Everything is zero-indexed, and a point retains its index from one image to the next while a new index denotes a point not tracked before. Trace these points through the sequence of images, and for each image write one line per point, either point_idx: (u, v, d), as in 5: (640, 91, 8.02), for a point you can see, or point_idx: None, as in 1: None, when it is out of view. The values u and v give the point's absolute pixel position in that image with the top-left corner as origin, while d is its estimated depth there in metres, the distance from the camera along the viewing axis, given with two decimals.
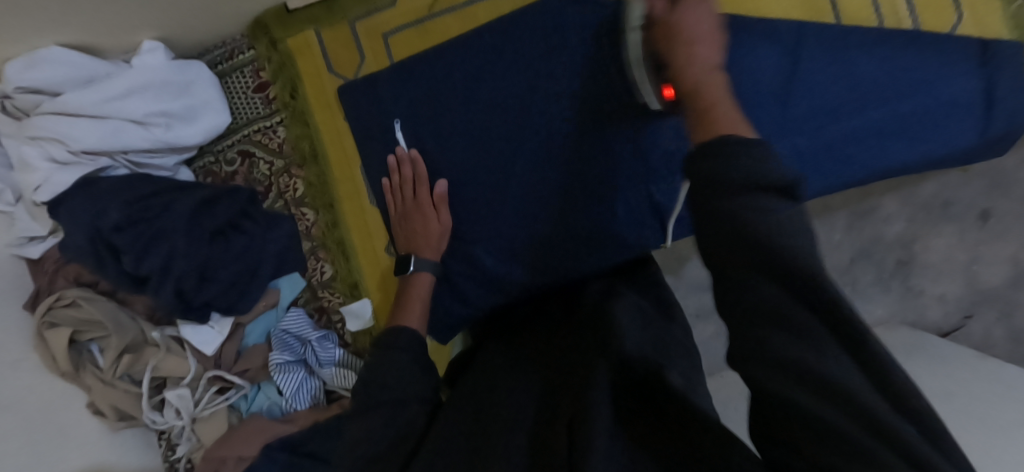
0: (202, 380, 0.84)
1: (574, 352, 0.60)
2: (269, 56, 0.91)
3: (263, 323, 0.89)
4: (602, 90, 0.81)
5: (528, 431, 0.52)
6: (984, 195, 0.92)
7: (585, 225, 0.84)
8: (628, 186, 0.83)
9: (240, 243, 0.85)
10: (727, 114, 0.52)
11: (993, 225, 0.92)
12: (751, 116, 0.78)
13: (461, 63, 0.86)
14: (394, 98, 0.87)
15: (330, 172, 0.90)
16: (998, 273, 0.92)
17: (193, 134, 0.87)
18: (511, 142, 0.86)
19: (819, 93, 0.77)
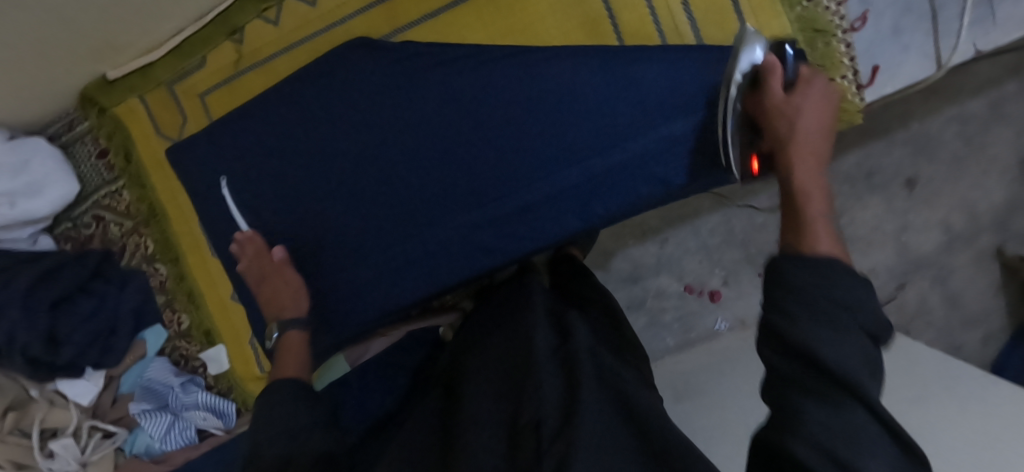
0: (82, 430, 0.95)
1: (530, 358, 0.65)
2: (100, 124, 0.92)
3: (133, 373, 0.96)
4: (412, 144, 0.82)
5: (501, 442, 0.58)
6: (909, 164, 1.19)
7: (404, 257, 0.85)
8: (439, 222, 0.83)
9: (88, 305, 0.89)
10: (819, 219, 0.54)
11: (919, 191, 1.20)
12: (539, 141, 0.78)
13: (271, 117, 0.86)
14: (215, 156, 0.88)
15: (171, 229, 0.93)
16: (927, 239, 1.22)
17: (41, 205, 0.90)
18: (325, 189, 0.86)
19: (607, 112, 0.76)
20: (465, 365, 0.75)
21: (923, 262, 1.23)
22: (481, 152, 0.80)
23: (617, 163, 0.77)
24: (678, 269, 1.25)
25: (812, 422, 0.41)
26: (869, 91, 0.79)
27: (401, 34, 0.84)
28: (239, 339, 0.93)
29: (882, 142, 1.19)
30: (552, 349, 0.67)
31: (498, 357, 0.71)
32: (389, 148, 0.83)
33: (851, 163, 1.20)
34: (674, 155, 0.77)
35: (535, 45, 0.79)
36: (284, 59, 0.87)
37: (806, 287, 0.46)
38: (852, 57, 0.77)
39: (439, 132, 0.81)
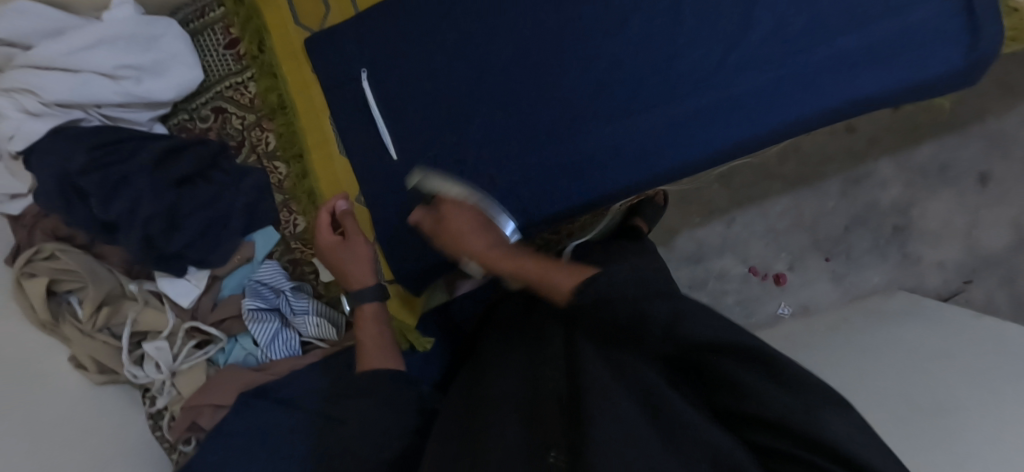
0: (179, 333, 0.88)
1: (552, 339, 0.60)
2: (236, 11, 0.89)
3: (243, 274, 0.91)
4: (570, 48, 0.82)
5: (517, 424, 0.53)
6: (982, 159, 1.17)
7: (560, 161, 0.82)
8: (602, 123, 0.81)
9: (206, 193, 0.86)
10: (546, 285, 0.61)
11: (991, 189, 1.17)
12: (702, 46, 0.78)
13: (422, 11, 0.85)
14: (360, 48, 0.86)
15: (298, 126, 0.89)
16: (996, 238, 1.17)
17: (164, 89, 0.86)
18: (473, 89, 0.84)
19: (772, 24, 0.76)
20: (484, 348, 0.72)
21: (992, 261, 1.17)
22: (649, 58, 0.80)
23: (789, 76, 0.75)
24: (743, 250, 1.22)
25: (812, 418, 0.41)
26: None
27: None
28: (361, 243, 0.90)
29: (954, 137, 1.18)
30: (583, 334, 0.55)
31: (521, 343, 0.66)
32: (547, 54, 0.82)
33: (925, 154, 1.19)
34: (842, 72, 0.74)
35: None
36: None
37: (684, 310, 0.46)
38: None
39: (604, 35, 0.81)
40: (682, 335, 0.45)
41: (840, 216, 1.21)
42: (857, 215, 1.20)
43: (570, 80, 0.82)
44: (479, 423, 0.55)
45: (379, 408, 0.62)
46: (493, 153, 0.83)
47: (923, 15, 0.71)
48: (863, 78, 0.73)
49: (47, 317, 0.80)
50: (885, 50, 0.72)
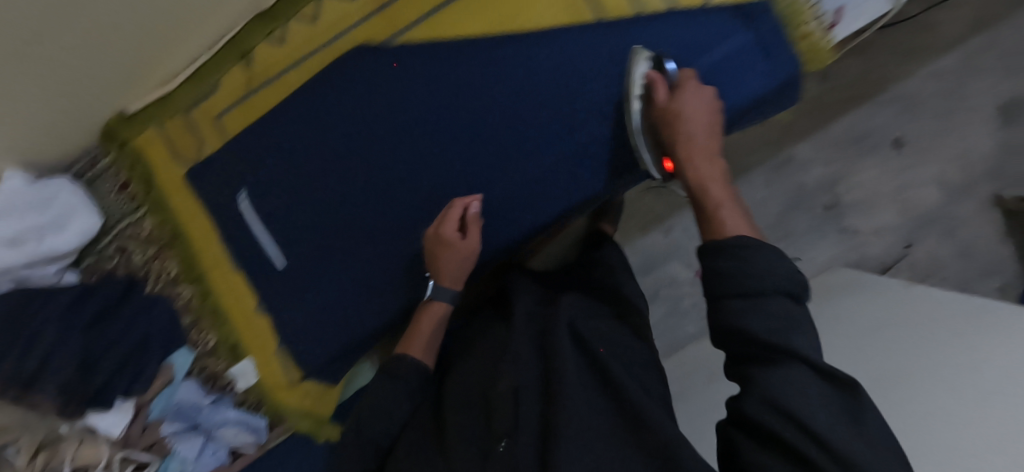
0: (115, 463, 0.91)
1: (523, 337, 0.75)
2: (121, 157, 0.96)
3: (165, 397, 0.95)
4: (423, 133, 0.88)
5: (479, 418, 0.70)
6: (895, 123, 1.25)
7: (429, 239, 0.88)
8: (458, 198, 0.87)
9: (118, 329, 0.90)
10: (730, 215, 0.64)
11: (909, 149, 1.25)
12: (536, 114, 0.85)
13: (286, 125, 0.91)
14: (236, 170, 0.93)
15: (195, 249, 0.96)
16: (928, 193, 1.26)
17: (66, 241, 0.93)
18: (345, 184, 0.91)
19: (598, 82, 0.83)
20: (473, 337, 0.85)
21: (931, 218, 1.27)
22: (490, 134, 0.86)
23: (612, 127, 0.83)
24: (686, 255, 1.24)
25: (771, 379, 0.52)
26: (839, 28, 0.83)
27: (400, 36, 0.88)
28: (265, 349, 0.94)
29: (866, 106, 1.25)
30: (534, 345, 0.73)
31: (501, 326, 0.82)
32: (399, 143, 0.89)
33: (842, 127, 1.26)
34: None
35: (528, 28, 0.85)
36: (291, 72, 0.91)
37: (744, 268, 0.56)
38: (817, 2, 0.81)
39: (447, 118, 0.87)
40: (738, 325, 0.55)
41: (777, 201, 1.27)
42: (791, 200, 1.27)
43: (426, 164, 0.88)
44: (448, 417, 0.73)
45: (393, 392, 0.76)
46: (369, 242, 0.90)
47: (713, 60, 0.81)
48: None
49: None
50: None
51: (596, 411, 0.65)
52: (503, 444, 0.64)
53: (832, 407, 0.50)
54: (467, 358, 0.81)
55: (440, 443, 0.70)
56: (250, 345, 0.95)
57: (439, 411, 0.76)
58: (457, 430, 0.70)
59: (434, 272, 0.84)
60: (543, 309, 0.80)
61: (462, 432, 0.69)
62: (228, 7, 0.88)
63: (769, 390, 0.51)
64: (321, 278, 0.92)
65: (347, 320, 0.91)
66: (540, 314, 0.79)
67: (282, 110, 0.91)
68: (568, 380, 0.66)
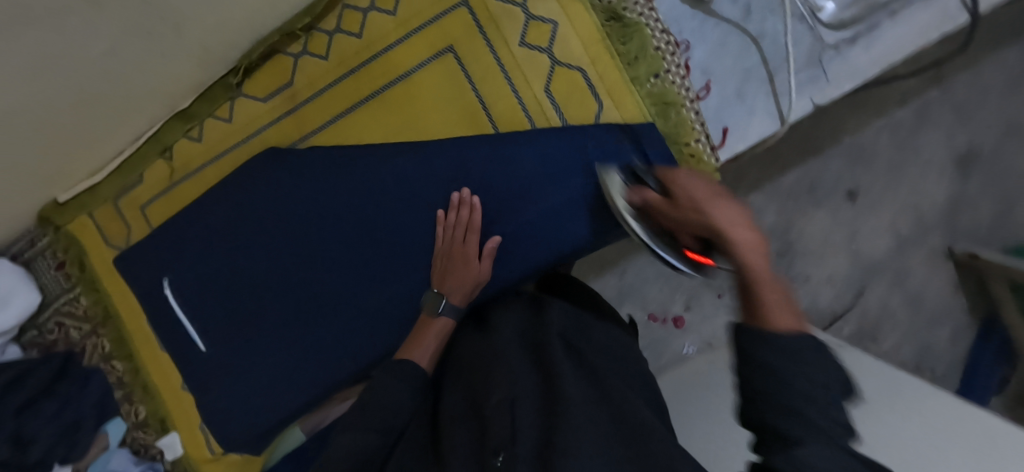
0: None
1: (523, 351, 0.73)
2: (56, 239, 1.02)
3: (100, 463, 1.03)
4: (332, 231, 0.90)
5: (472, 421, 0.66)
6: (847, 174, 1.17)
7: (338, 331, 0.91)
8: (363, 296, 0.90)
9: (52, 407, 0.98)
10: (773, 297, 0.54)
11: (860, 201, 1.18)
12: (430, 221, 0.87)
13: (203, 217, 0.94)
14: (160, 258, 0.97)
15: (125, 329, 1.02)
16: (879, 242, 1.19)
17: (7, 318, 0.99)
18: (258, 272, 0.93)
19: (488, 193, 0.85)
20: (458, 348, 0.82)
21: (877, 268, 1.19)
22: (388, 237, 0.89)
23: (508, 230, 0.85)
24: (639, 297, 1.21)
25: (812, 457, 0.44)
26: (725, 149, 0.85)
27: (308, 139, 0.92)
28: (191, 425, 1.01)
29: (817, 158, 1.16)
30: (530, 359, 0.71)
31: (484, 336, 0.79)
32: (308, 238, 0.91)
33: (793, 178, 1.16)
34: (552, 227, 0.84)
35: (423, 139, 0.88)
36: (210, 168, 0.96)
37: (778, 358, 0.50)
38: (702, 122, 0.83)
39: (350, 218, 0.89)
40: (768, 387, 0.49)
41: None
42: None
43: (334, 259, 0.91)
44: (444, 429, 0.67)
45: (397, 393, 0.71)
46: (281, 330, 0.93)
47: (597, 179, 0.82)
48: (567, 229, 0.84)
49: None
50: (578, 203, 0.83)
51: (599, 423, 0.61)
52: (501, 458, 0.58)
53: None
54: (456, 371, 0.77)
55: (437, 458, 0.65)
56: (177, 421, 1.01)
57: (434, 423, 0.71)
58: (455, 443, 0.64)
59: (441, 287, 0.84)
60: (532, 320, 0.78)
61: (453, 438, 0.65)
62: (144, 114, 0.91)
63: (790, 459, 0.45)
64: (231, 367, 0.95)
65: (262, 403, 0.95)
66: (531, 325, 0.77)
67: (201, 202, 0.95)
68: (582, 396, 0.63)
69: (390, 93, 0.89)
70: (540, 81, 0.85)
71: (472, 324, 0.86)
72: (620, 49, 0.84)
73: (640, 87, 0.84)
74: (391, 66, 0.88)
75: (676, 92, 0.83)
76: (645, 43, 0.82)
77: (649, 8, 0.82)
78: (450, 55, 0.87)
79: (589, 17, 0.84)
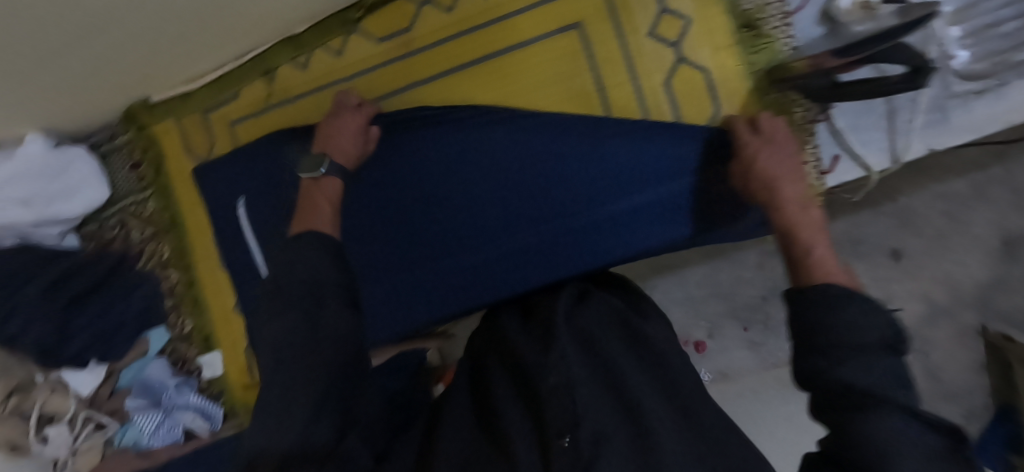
0: (78, 419, 1.02)
1: (574, 334, 0.70)
2: (137, 139, 1.01)
3: (133, 372, 1.01)
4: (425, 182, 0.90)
5: (526, 412, 0.63)
6: (894, 235, 1.05)
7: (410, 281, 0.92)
8: (442, 253, 0.90)
9: (100, 303, 0.97)
10: (823, 259, 0.63)
11: (905, 264, 1.05)
12: (514, 190, 0.87)
13: (296, 143, 0.94)
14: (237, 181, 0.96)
15: (188, 240, 1.01)
16: (913, 310, 1.05)
17: (74, 207, 1.00)
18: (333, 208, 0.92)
19: (576, 177, 0.85)
20: (496, 331, 0.79)
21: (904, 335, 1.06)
22: (478, 197, 0.88)
23: (566, 230, 0.85)
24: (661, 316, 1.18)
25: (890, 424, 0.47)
26: (833, 175, 0.84)
27: (412, 89, 0.92)
28: (236, 349, 1.00)
29: (866, 212, 1.06)
30: (579, 342, 0.69)
31: (531, 322, 0.77)
32: (400, 183, 0.91)
33: (840, 227, 1.08)
34: (641, 222, 0.84)
35: (531, 110, 0.87)
36: (307, 98, 0.95)
37: (838, 321, 0.54)
38: (815, 145, 0.83)
39: (445, 174, 0.89)
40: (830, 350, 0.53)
41: (756, 287, 1.12)
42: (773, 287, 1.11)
43: (423, 209, 0.90)
44: (497, 413, 0.66)
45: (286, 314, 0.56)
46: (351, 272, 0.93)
47: (698, 184, 0.82)
48: (630, 237, 0.84)
49: None
50: (639, 217, 0.84)
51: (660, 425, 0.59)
52: (567, 440, 0.55)
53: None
54: (502, 356, 0.75)
55: (487, 449, 0.62)
56: (223, 341, 1.01)
57: (481, 412, 0.69)
58: (511, 431, 0.61)
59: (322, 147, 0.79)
60: (574, 310, 0.75)
61: (503, 428, 0.62)
62: (258, 33, 0.91)
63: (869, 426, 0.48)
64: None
65: None
66: (579, 309, 0.75)
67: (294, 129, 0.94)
68: (642, 400, 0.61)
69: (507, 59, 0.88)
70: (661, 75, 0.85)
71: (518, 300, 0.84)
72: (749, 58, 0.83)
73: (762, 97, 0.84)
74: (512, 32, 0.88)
75: (795, 112, 0.83)
76: (774, 58, 0.83)
77: (785, 23, 0.82)
78: (576, 31, 0.86)
79: (723, 20, 0.83)
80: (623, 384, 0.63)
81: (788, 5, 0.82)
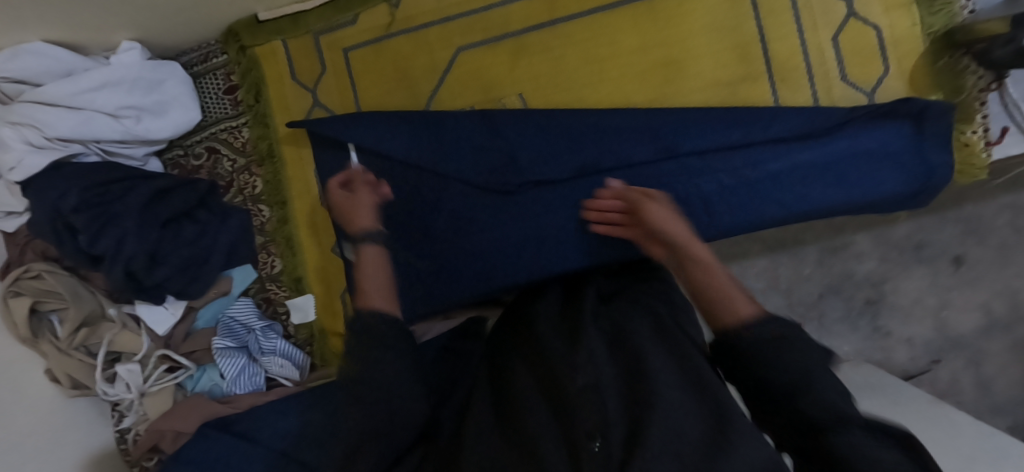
0: (152, 359, 0.93)
1: (597, 327, 0.62)
2: (238, 60, 0.94)
3: (218, 305, 0.96)
4: (560, 126, 0.81)
5: (547, 412, 0.56)
6: (958, 242, 0.96)
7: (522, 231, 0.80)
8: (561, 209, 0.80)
9: (192, 232, 0.89)
10: (737, 292, 0.59)
11: (965, 272, 0.97)
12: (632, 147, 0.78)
13: (423, 76, 0.88)
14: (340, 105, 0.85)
15: (286, 173, 0.94)
16: (969, 320, 0.97)
17: (163, 128, 0.91)
18: (441, 147, 0.83)
19: (706, 137, 0.77)
20: (518, 324, 0.71)
21: (960, 342, 0.98)
22: (609, 142, 0.79)
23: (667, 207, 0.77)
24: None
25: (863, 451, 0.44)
26: (999, 148, 0.80)
27: (554, 26, 0.85)
28: (330, 294, 0.94)
29: (930, 217, 0.97)
30: (604, 334, 0.61)
31: (556, 312, 0.69)
32: (529, 126, 0.82)
33: (903, 231, 0.97)
34: (798, 180, 0.76)
35: (688, 59, 0.82)
36: (435, 30, 0.88)
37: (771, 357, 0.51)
38: (985, 115, 0.80)
39: (582, 118, 0.81)
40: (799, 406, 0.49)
41: (814, 284, 1.00)
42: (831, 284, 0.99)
43: (546, 153, 0.80)
44: (515, 410, 0.58)
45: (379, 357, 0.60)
46: (457, 221, 0.82)
47: (859, 146, 0.76)
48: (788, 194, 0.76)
49: (26, 331, 0.87)
50: (796, 175, 0.76)
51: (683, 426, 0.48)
52: (598, 443, 0.48)
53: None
54: (522, 348, 0.66)
55: (511, 452, 0.54)
56: (316, 284, 0.95)
57: (501, 405, 0.62)
58: (531, 431, 0.54)
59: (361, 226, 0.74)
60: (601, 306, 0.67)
61: (523, 432, 0.55)
62: None
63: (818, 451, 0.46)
64: (385, 246, 0.84)
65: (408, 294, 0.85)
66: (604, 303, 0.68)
67: (419, 62, 0.88)
68: (661, 393, 0.50)
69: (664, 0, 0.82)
70: (829, 31, 0.81)
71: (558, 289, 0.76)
72: (925, 20, 0.79)
73: (933, 62, 0.80)
74: None
75: (967, 80, 0.79)
76: (952, 21, 0.79)
77: None
78: None
79: None
80: (645, 371, 0.53)
81: None
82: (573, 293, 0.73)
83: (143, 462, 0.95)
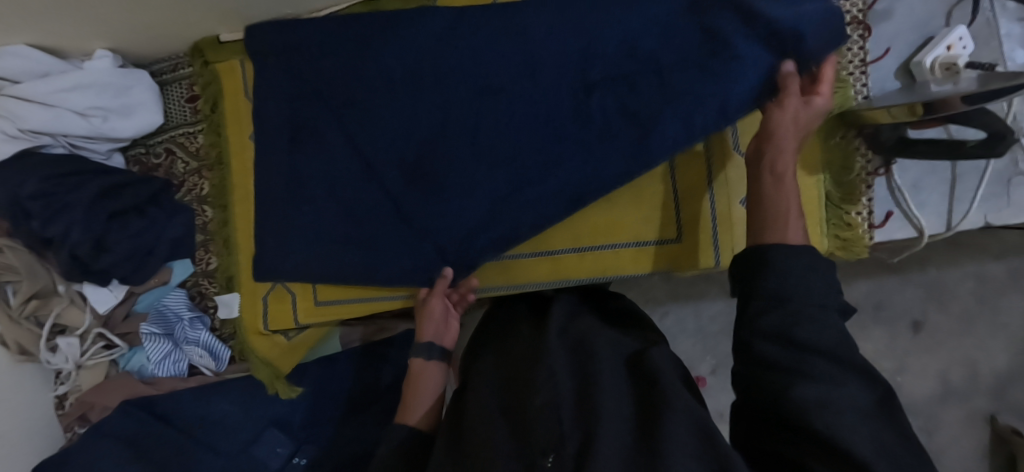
0: (89, 335, 1.02)
1: (562, 348, 0.73)
2: (201, 73, 1.02)
3: (155, 295, 1.03)
4: (456, 109, 0.88)
5: (501, 418, 0.65)
6: (920, 306, 1.14)
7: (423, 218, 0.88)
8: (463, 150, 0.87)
9: (137, 225, 0.98)
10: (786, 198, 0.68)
11: (924, 337, 1.14)
12: (531, 107, 0.85)
13: None
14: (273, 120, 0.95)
15: (229, 180, 1.01)
16: (922, 386, 1.15)
17: (127, 127, 1.01)
18: (350, 162, 0.91)
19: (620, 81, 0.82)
20: (496, 344, 0.83)
21: (912, 407, 1.15)
22: (523, 120, 0.86)
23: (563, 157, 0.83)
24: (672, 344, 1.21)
25: (848, 399, 0.55)
26: (881, 231, 0.84)
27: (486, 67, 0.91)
28: (254, 293, 0.99)
29: (894, 281, 1.15)
30: (566, 349, 0.73)
31: (527, 331, 0.81)
32: (428, 115, 0.89)
33: (864, 289, 1.15)
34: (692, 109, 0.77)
35: (641, 61, 0.81)
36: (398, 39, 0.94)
37: (791, 304, 0.59)
38: (871, 198, 0.83)
39: (478, 95, 0.88)
40: (763, 347, 0.59)
41: None
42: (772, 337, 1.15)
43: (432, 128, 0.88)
44: (470, 423, 0.67)
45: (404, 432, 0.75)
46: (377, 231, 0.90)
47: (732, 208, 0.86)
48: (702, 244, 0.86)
49: None
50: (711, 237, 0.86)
51: (625, 434, 0.59)
52: (550, 459, 0.56)
53: (916, 458, 0.52)
54: (492, 365, 0.77)
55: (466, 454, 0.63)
56: (242, 284, 1.00)
57: (459, 425, 0.70)
58: (490, 442, 0.62)
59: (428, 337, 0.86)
60: (567, 321, 0.81)
61: (482, 428, 0.65)
62: None
63: (808, 399, 0.54)
64: (319, 275, 0.93)
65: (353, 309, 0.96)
66: (567, 320, 0.81)
67: None
68: (606, 406, 0.60)
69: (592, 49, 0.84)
70: None
71: (527, 311, 0.89)
72: None
73: (827, 140, 0.82)
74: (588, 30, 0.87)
75: (856, 164, 0.83)
76: (848, 103, 0.80)
77: (862, 71, 0.84)
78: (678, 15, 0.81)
79: None
80: (595, 388, 0.63)
81: (868, 54, 0.84)
82: (541, 310, 0.87)
83: (75, 428, 1.04)
